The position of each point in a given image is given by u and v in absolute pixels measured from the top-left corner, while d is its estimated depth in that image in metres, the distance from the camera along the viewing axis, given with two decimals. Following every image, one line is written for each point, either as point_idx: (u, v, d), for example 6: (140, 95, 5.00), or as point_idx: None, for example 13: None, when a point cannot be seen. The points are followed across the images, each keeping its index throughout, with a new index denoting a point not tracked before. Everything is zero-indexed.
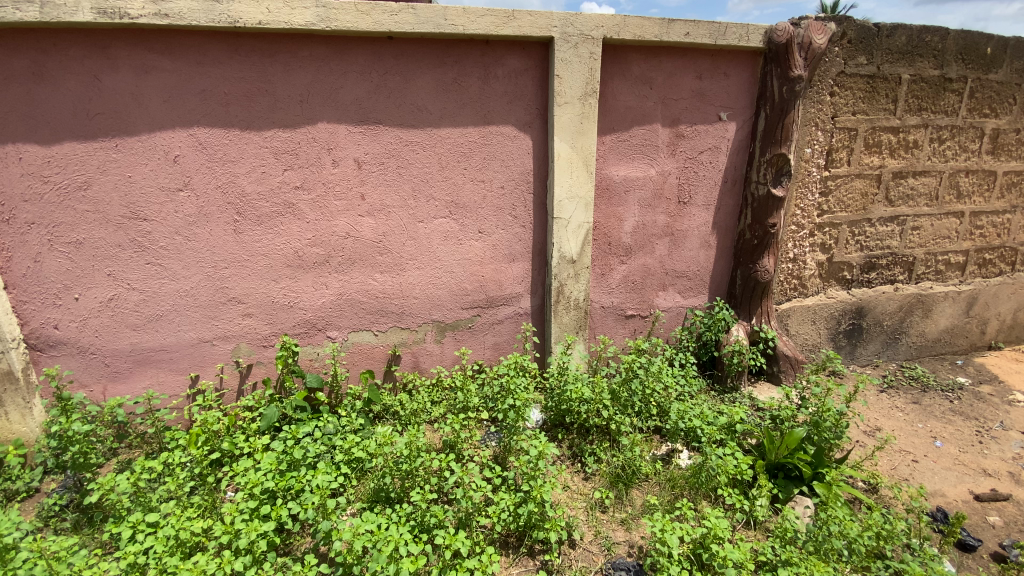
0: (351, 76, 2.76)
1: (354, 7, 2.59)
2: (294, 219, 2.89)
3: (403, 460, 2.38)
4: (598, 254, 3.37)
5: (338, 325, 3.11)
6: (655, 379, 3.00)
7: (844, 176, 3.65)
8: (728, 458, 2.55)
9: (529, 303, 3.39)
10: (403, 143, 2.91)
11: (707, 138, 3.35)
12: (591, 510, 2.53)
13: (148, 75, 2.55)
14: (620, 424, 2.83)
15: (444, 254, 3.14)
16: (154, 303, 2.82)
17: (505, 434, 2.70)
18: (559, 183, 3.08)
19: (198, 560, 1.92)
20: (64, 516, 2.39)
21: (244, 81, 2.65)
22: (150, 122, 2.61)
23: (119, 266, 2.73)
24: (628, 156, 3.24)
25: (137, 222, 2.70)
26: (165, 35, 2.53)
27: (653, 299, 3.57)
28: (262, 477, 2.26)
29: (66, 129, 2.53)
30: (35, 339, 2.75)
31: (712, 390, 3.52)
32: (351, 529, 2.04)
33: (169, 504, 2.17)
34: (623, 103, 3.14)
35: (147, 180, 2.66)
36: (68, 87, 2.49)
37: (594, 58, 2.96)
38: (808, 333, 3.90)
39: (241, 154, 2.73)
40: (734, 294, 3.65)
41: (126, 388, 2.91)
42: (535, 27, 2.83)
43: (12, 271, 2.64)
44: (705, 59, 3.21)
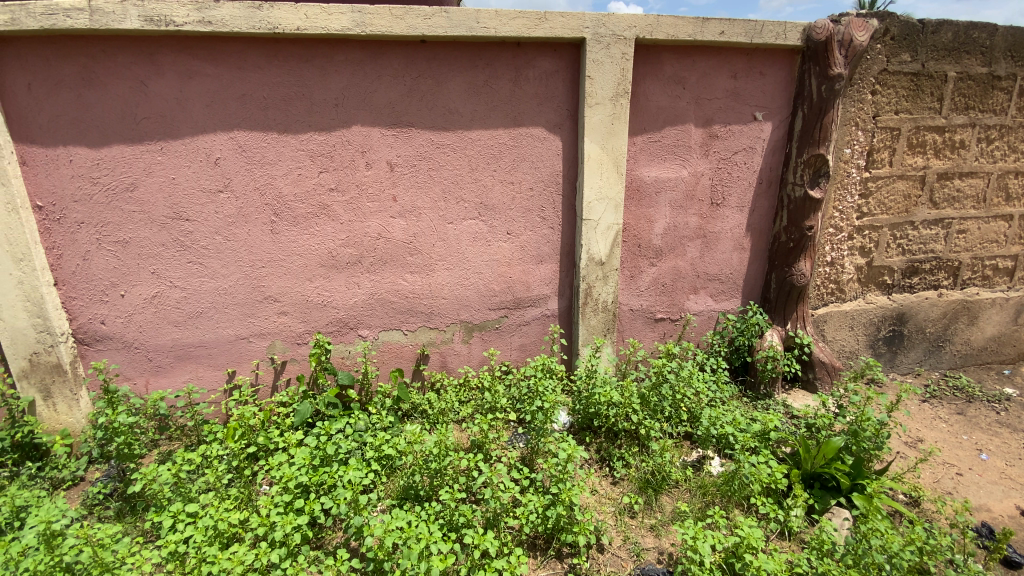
0: (384, 79, 2.81)
1: (388, 12, 2.64)
2: (328, 220, 2.95)
3: (431, 459, 2.40)
4: (628, 256, 3.33)
5: (368, 325, 3.16)
6: (686, 384, 2.94)
7: (886, 178, 3.52)
8: (762, 466, 2.47)
9: (557, 305, 3.37)
10: (435, 145, 2.94)
11: (742, 138, 3.28)
12: (620, 514, 2.50)
13: (192, 81, 2.65)
14: (649, 429, 2.78)
15: (472, 255, 3.16)
16: (193, 301, 2.92)
17: (533, 436, 2.69)
18: (589, 184, 3.06)
19: (236, 551, 1.97)
20: (107, 504, 2.49)
21: (282, 85, 2.72)
22: (193, 126, 2.70)
23: (162, 264, 2.84)
24: (660, 157, 3.20)
25: (180, 223, 2.80)
26: (207, 41, 2.62)
27: (684, 302, 3.51)
28: (296, 471, 2.31)
29: (115, 133, 2.64)
30: (83, 334, 2.87)
31: (745, 397, 3.44)
32: (382, 525, 2.06)
33: (208, 495, 2.24)
34: (655, 104, 3.11)
35: (189, 181, 2.76)
36: (116, 92, 2.61)
37: (627, 59, 2.93)
38: (846, 340, 3.77)
39: (279, 157, 2.81)
40: (768, 297, 3.55)
41: (167, 382, 3.01)
42: (566, 28, 2.83)
43: (63, 268, 2.77)
44: (740, 58, 3.14)
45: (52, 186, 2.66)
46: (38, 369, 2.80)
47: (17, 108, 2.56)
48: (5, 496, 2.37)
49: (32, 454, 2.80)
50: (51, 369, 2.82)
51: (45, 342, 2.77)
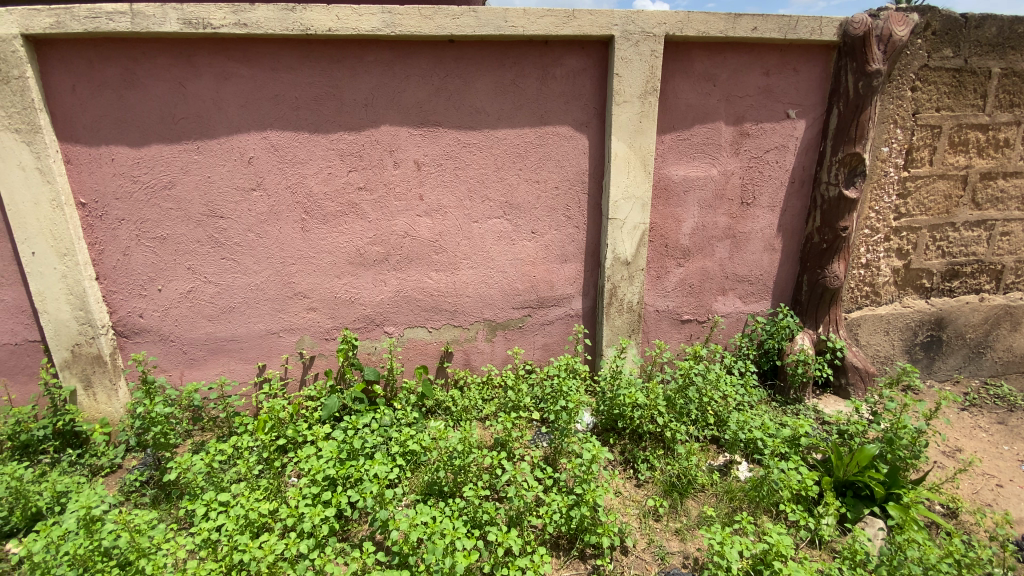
0: (412, 79, 2.83)
1: (417, 12, 2.66)
2: (357, 218, 2.99)
3: (455, 456, 2.42)
4: (654, 256, 3.29)
5: (394, 322, 3.20)
6: (713, 387, 2.87)
7: (925, 177, 3.39)
8: (792, 473, 2.41)
9: (581, 305, 3.35)
10: (462, 144, 2.95)
11: (774, 136, 3.20)
12: (644, 517, 2.47)
13: (227, 81, 2.72)
14: (675, 432, 2.74)
15: (497, 253, 3.16)
16: (227, 296, 3.00)
17: (557, 435, 2.68)
18: (616, 183, 3.03)
19: (266, 540, 2.01)
20: (143, 491, 2.57)
21: (313, 85, 2.77)
22: (228, 126, 2.77)
23: (198, 260, 2.92)
24: (689, 156, 3.15)
25: (215, 220, 2.88)
26: (242, 43, 2.68)
27: (712, 304, 3.45)
28: (324, 464, 2.36)
29: (154, 133, 2.73)
30: (122, 326, 2.98)
31: (773, 401, 3.36)
32: (408, 520, 2.09)
33: (239, 485, 2.30)
34: (684, 102, 3.06)
35: (224, 179, 2.83)
36: (156, 93, 2.69)
37: (656, 56, 2.89)
38: (881, 344, 3.65)
39: (310, 156, 2.86)
40: (800, 300, 3.46)
41: (201, 374, 3.10)
42: (595, 26, 2.81)
43: (104, 263, 2.87)
44: (773, 55, 3.07)
45: (95, 184, 2.77)
46: (80, 359, 2.92)
47: (62, 108, 2.67)
48: (48, 481, 2.47)
49: (72, 442, 2.92)
50: (92, 360, 2.93)
51: (86, 334, 2.88)
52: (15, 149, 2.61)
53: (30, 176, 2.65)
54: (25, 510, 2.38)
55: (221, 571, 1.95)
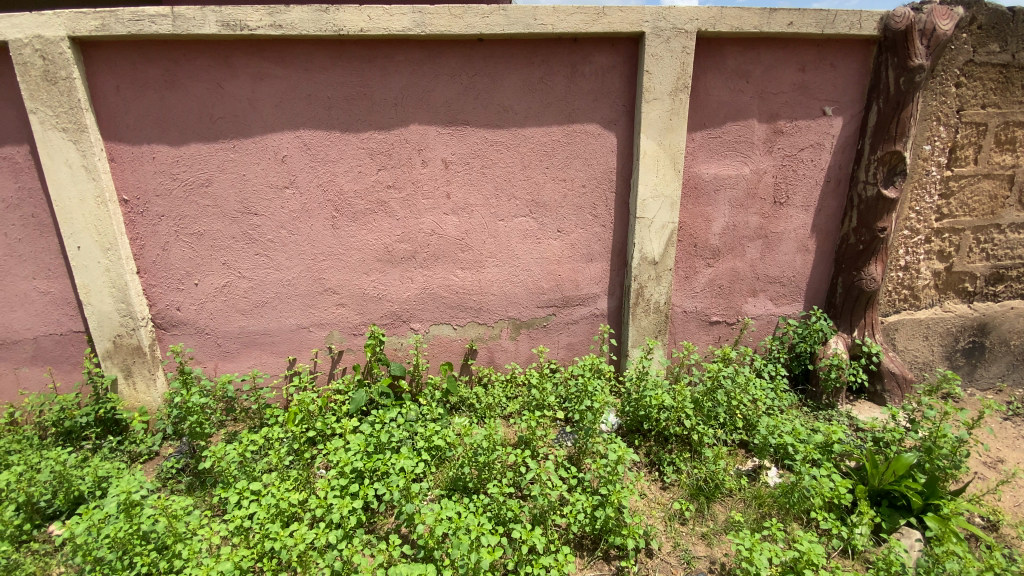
0: (442, 78, 2.85)
1: (447, 11, 2.68)
2: (385, 216, 3.03)
3: (480, 452, 2.44)
4: (682, 256, 3.24)
5: (420, 318, 3.23)
6: (742, 390, 2.81)
7: (969, 177, 3.25)
8: (825, 480, 2.34)
9: (607, 304, 3.32)
10: (489, 143, 2.96)
11: (809, 134, 3.12)
12: (670, 520, 2.44)
13: (262, 82, 2.79)
14: (702, 435, 2.69)
15: (523, 252, 3.16)
16: (259, 291, 3.07)
17: (581, 435, 2.67)
18: (644, 182, 3.00)
19: (296, 530, 2.05)
20: (179, 478, 2.66)
21: (345, 85, 2.82)
22: (262, 125, 2.84)
23: (232, 255, 3.00)
24: (720, 154, 3.09)
25: (249, 217, 2.96)
26: (277, 44, 2.75)
27: (742, 305, 3.38)
28: (352, 456, 2.40)
29: (192, 132, 2.82)
30: (160, 319, 3.08)
31: (805, 406, 3.27)
32: (433, 514, 2.11)
33: (270, 475, 2.37)
34: (716, 99, 3.00)
35: (258, 177, 2.90)
36: (194, 93, 2.78)
37: (687, 53, 2.84)
38: (919, 350, 3.51)
39: (340, 155, 2.91)
40: (833, 303, 3.36)
41: (234, 366, 3.19)
42: (625, 23, 2.77)
43: (145, 258, 2.98)
44: (810, 50, 2.99)
45: (137, 181, 2.87)
46: (121, 350, 3.03)
47: (107, 108, 2.78)
48: (90, 466, 2.58)
49: (113, 429, 3.04)
50: (132, 351, 3.04)
51: (127, 325, 2.99)
52: (63, 148, 2.73)
53: (77, 174, 2.76)
54: (68, 493, 2.49)
55: (253, 558, 2.01)
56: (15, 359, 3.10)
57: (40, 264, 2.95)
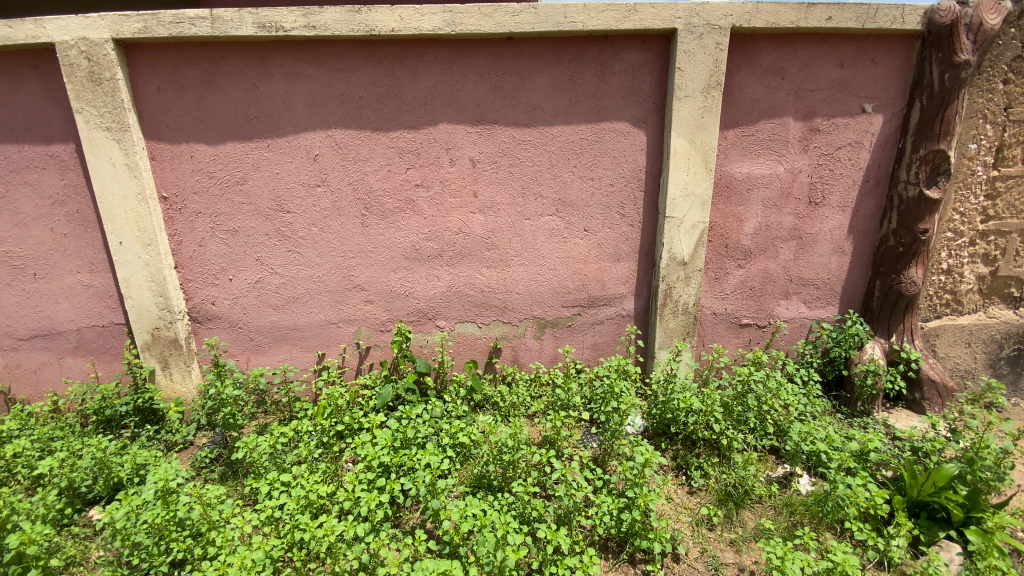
0: (471, 77, 2.86)
1: (478, 10, 2.68)
2: (413, 214, 3.06)
3: (505, 451, 2.44)
4: (712, 257, 3.18)
5: (445, 316, 3.25)
6: (774, 396, 2.74)
7: (1018, 177, 3.11)
8: (860, 489, 2.26)
9: (634, 305, 3.29)
10: (517, 142, 2.96)
11: (846, 132, 3.03)
12: (697, 526, 2.40)
13: (296, 82, 2.84)
14: (731, 440, 2.63)
15: (549, 251, 3.15)
16: (291, 287, 3.14)
17: (607, 437, 2.64)
18: (674, 180, 2.95)
19: (325, 521, 2.09)
20: (213, 467, 2.74)
21: (376, 85, 2.85)
22: (295, 125, 2.90)
23: (265, 252, 3.08)
24: (753, 152, 3.02)
25: (282, 214, 3.02)
26: (311, 44, 2.80)
27: (774, 308, 3.30)
28: (379, 451, 2.44)
29: (228, 131, 2.90)
30: (196, 313, 3.17)
31: (838, 412, 3.17)
32: (458, 510, 2.13)
33: (300, 467, 2.42)
34: (750, 96, 2.93)
35: (291, 176, 2.96)
36: (231, 93, 2.85)
37: (721, 49, 2.78)
38: (961, 357, 3.37)
39: (371, 154, 2.95)
40: (870, 307, 3.26)
41: (265, 360, 3.27)
42: (657, 19, 2.73)
43: (182, 253, 3.07)
44: (849, 45, 2.90)
45: (175, 179, 2.96)
46: (159, 342, 3.14)
47: (148, 108, 2.87)
48: (129, 454, 2.67)
49: (151, 418, 3.15)
50: (169, 343, 3.14)
51: (165, 318, 3.09)
52: (107, 147, 2.83)
53: (120, 171, 2.87)
54: (108, 479, 2.58)
55: (284, 547, 2.06)
56: (60, 349, 3.24)
57: (85, 258, 3.08)
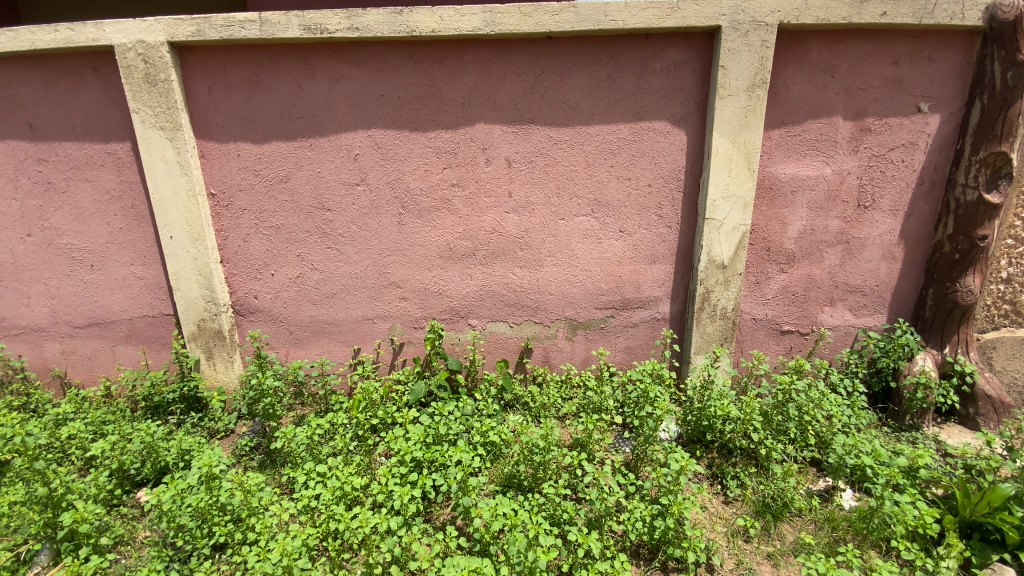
0: (509, 77, 2.87)
1: (518, 10, 2.68)
2: (448, 213, 3.09)
3: (535, 451, 2.44)
4: (753, 260, 3.09)
5: (478, 314, 3.27)
6: (817, 406, 2.64)
7: None
8: (909, 507, 2.15)
9: (669, 309, 3.23)
10: (554, 141, 2.95)
11: (900, 132, 2.89)
12: (733, 536, 2.34)
13: (339, 83, 2.91)
14: (770, 450, 2.55)
15: (583, 252, 3.13)
16: (329, 283, 3.22)
17: (640, 442, 2.59)
18: (715, 181, 2.88)
19: (360, 513, 2.12)
20: (252, 455, 2.83)
21: (415, 85, 2.89)
22: (337, 125, 2.96)
23: (306, 248, 3.16)
24: (799, 153, 2.92)
25: (322, 212, 3.09)
26: (354, 46, 2.86)
27: (817, 315, 3.19)
28: (412, 445, 2.48)
29: (274, 131, 2.99)
30: (239, 306, 3.29)
31: (884, 426, 3.03)
32: (489, 509, 2.14)
33: (336, 459, 2.48)
34: (797, 95, 2.84)
35: (332, 175, 3.03)
36: (277, 94, 2.94)
37: (767, 46, 2.70)
38: (1020, 371, 3.18)
39: (409, 153, 2.99)
40: (922, 316, 3.10)
41: (304, 353, 3.36)
42: (700, 17, 2.67)
43: (228, 248, 3.19)
44: (904, 42, 2.77)
45: (223, 177, 3.07)
46: (204, 333, 3.26)
47: (199, 109, 2.99)
48: (175, 439, 2.79)
49: (195, 406, 3.28)
50: (214, 334, 3.26)
51: (210, 311, 3.21)
52: (161, 145, 2.96)
53: (172, 169, 3.00)
54: (155, 463, 2.70)
55: (320, 536, 2.11)
56: (113, 337, 3.41)
57: (137, 252, 3.23)
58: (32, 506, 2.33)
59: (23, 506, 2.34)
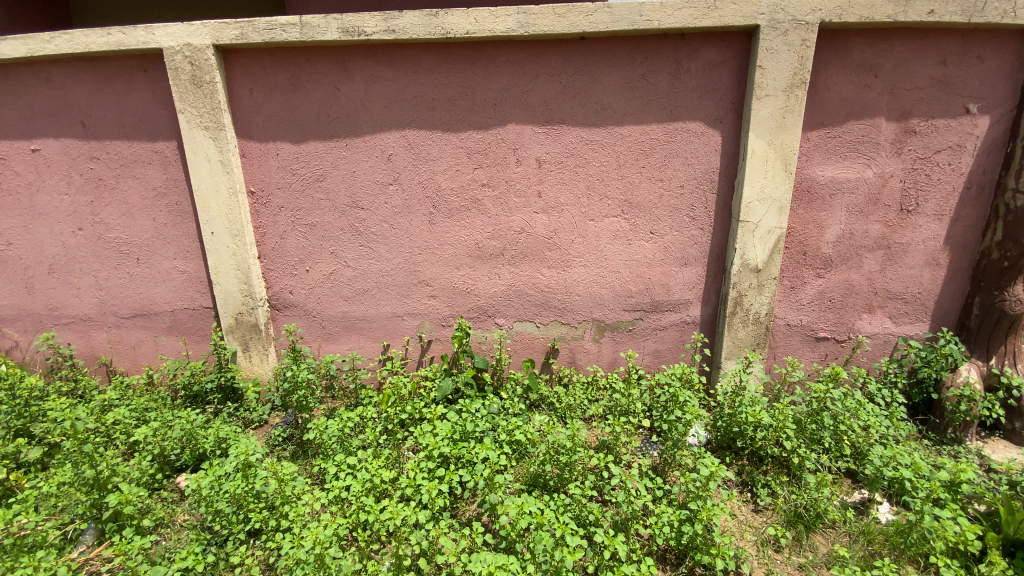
0: (541, 77, 2.88)
1: (552, 11, 2.69)
2: (478, 213, 3.12)
3: (562, 452, 2.44)
4: (789, 264, 3.02)
5: (505, 314, 3.29)
6: (853, 415, 2.57)
7: None
8: (949, 523, 2.07)
9: (700, 312, 3.19)
10: (585, 142, 2.94)
11: (946, 134, 2.79)
12: (763, 546, 2.30)
13: (375, 84, 2.97)
14: (803, 458, 2.49)
15: (612, 253, 3.12)
16: (361, 279, 3.29)
17: (668, 446, 2.56)
18: (750, 183, 2.83)
19: (390, 506, 2.16)
20: (285, 446, 2.92)
21: (449, 86, 2.93)
22: (372, 125, 3.02)
23: (340, 246, 3.24)
24: (839, 155, 2.84)
25: (356, 211, 3.17)
26: (390, 48, 2.91)
27: (854, 322, 3.10)
28: (440, 441, 2.52)
29: (311, 130, 3.07)
30: (275, 300, 3.39)
31: (924, 438, 2.92)
32: (515, 507, 2.15)
33: (365, 452, 2.54)
34: (838, 95, 2.76)
35: (366, 174, 3.10)
36: (315, 95, 3.02)
37: (807, 45, 2.64)
38: None
39: (441, 154, 3.03)
40: (968, 325, 2.98)
41: (335, 347, 3.45)
42: (738, 16, 2.63)
43: (265, 244, 3.29)
44: (953, 41, 2.67)
45: (262, 175, 3.17)
46: (242, 326, 3.38)
47: (241, 109, 3.09)
48: (213, 428, 2.89)
49: (231, 396, 3.39)
50: (250, 328, 3.37)
51: (247, 305, 3.32)
52: (204, 144, 3.08)
53: (215, 167, 3.11)
54: (194, 450, 2.81)
55: (350, 526, 2.16)
56: (156, 328, 3.56)
57: (180, 247, 3.36)
58: (80, 487, 2.45)
59: (70, 487, 2.46)
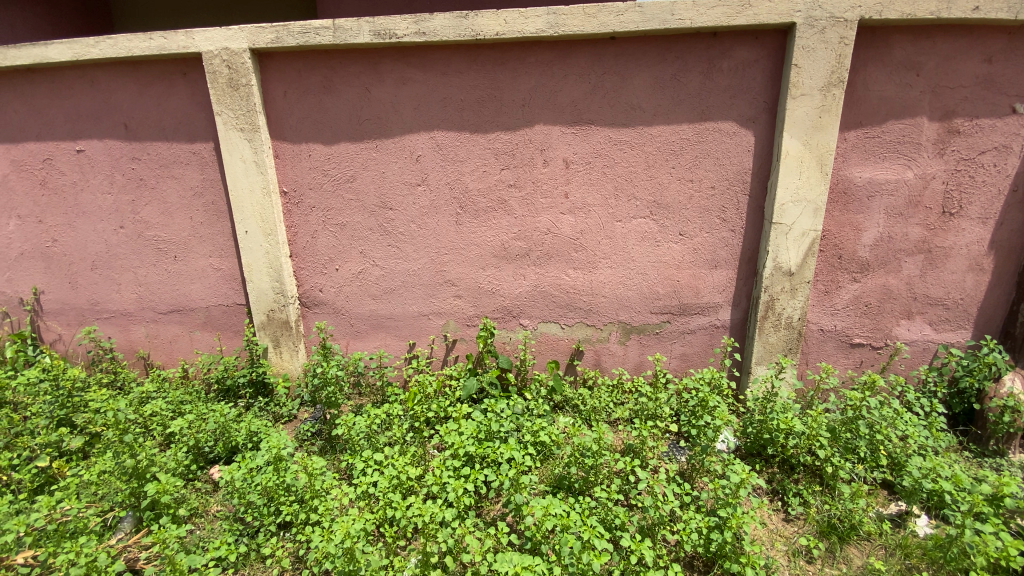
0: (570, 78, 2.87)
1: (582, 11, 2.68)
2: (504, 214, 3.13)
3: (587, 454, 2.42)
4: (823, 268, 2.94)
5: (530, 315, 3.29)
6: (890, 425, 2.49)
7: None
8: (992, 538, 1.98)
9: (730, 316, 3.13)
10: (614, 143, 2.93)
11: (992, 134, 2.68)
12: (794, 556, 2.25)
13: (405, 86, 3.01)
14: (837, 468, 2.43)
15: (639, 255, 3.09)
16: (389, 278, 3.34)
17: (696, 451, 2.52)
18: (784, 184, 2.77)
19: (416, 503, 2.18)
20: (314, 441, 2.98)
21: (478, 88, 2.95)
22: (402, 126, 3.06)
23: (368, 245, 3.29)
24: (878, 155, 2.76)
25: (385, 211, 3.21)
26: (420, 50, 2.95)
27: (892, 328, 3.00)
28: (465, 440, 2.53)
29: (342, 132, 3.13)
30: (305, 298, 3.46)
31: (965, 450, 2.81)
32: (541, 508, 2.15)
33: (392, 449, 2.57)
34: (877, 94, 2.68)
35: (395, 175, 3.14)
36: (347, 97, 3.07)
37: (846, 43, 2.57)
38: None
39: (469, 155, 3.06)
40: (1013, 333, 2.86)
41: (362, 345, 3.50)
42: (773, 14, 2.58)
43: (297, 243, 3.36)
44: (1000, 38, 2.57)
45: (294, 176, 3.25)
46: (273, 322, 3.46)
47: (275, 111, 3.17)
48: (245, 421, 2.97)
49: (262, 390, 3.48)
50: (281, 324, 3.45)
51: (279, 302, 3.40)
52: (240, 145, 3.17)
53: (250, 168, 3.19)
54: (227, 442, 2.89)
55: (378, 521, 2.20)
56: (191, 323, 3.67)
57: (215, 245, 3.46)
58: (119, 476, 2.54)
59: (109, 476, 2.54)
